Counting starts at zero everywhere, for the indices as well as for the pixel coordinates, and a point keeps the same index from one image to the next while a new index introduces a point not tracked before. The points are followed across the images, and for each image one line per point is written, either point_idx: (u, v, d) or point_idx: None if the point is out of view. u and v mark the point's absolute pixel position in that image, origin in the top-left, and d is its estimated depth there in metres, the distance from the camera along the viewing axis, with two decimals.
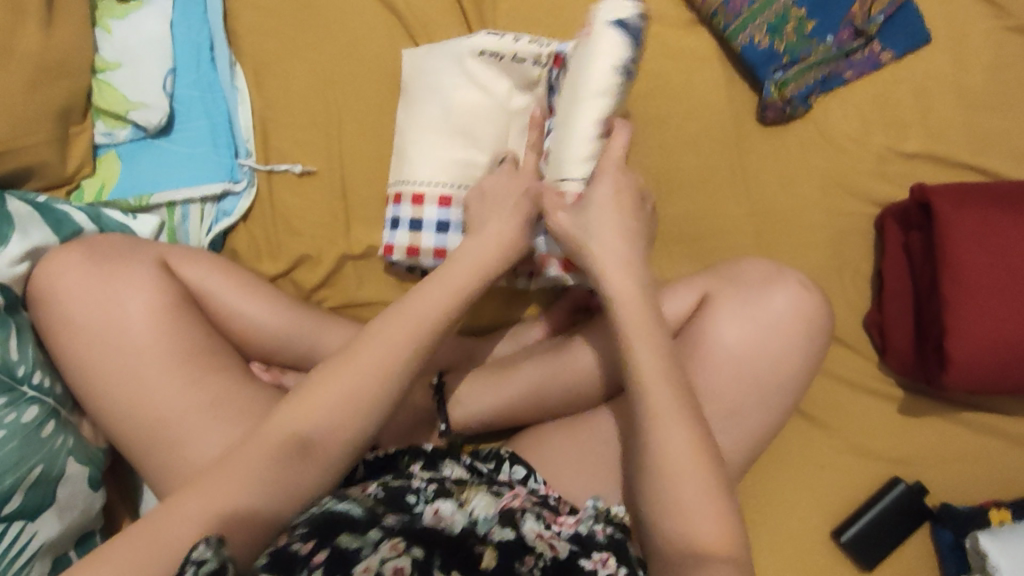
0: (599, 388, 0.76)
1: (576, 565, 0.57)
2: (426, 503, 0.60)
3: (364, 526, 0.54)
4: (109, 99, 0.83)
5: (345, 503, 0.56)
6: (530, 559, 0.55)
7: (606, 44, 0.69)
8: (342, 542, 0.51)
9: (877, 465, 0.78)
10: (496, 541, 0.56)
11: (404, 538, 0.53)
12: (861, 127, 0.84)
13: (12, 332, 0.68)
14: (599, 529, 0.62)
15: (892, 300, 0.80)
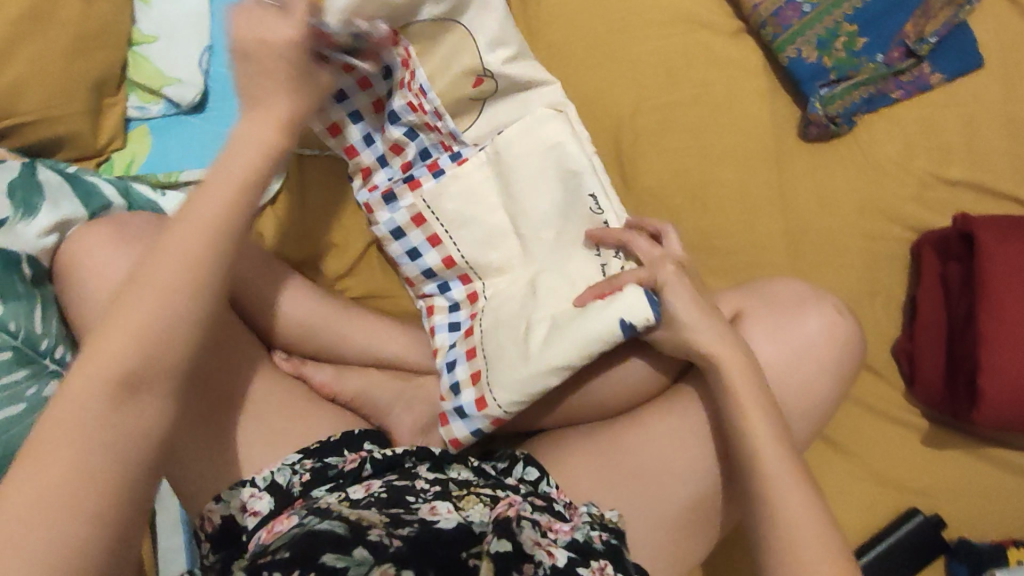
0: (624, 398, 0.75)
1: (573, 574, 0.57)
2: (424, 502, 0.62)
3: (350, 544, 0.54)
4: (145, 73, 0.82)
5: (331, 520, 0.57)
6: (529, 568, 0.56)
7: (610, 317, 0.66)
8: (326, 562, 0.52)
9: (898, 494, 0.77)
10: (493, 553, 0.55)
11: (392, 561, 0.54)
12: (904, 150, 0.82)
13: (38, 304, 0.67)
14: (597, 535, 0.61)
15: (925, 329, 0.78)
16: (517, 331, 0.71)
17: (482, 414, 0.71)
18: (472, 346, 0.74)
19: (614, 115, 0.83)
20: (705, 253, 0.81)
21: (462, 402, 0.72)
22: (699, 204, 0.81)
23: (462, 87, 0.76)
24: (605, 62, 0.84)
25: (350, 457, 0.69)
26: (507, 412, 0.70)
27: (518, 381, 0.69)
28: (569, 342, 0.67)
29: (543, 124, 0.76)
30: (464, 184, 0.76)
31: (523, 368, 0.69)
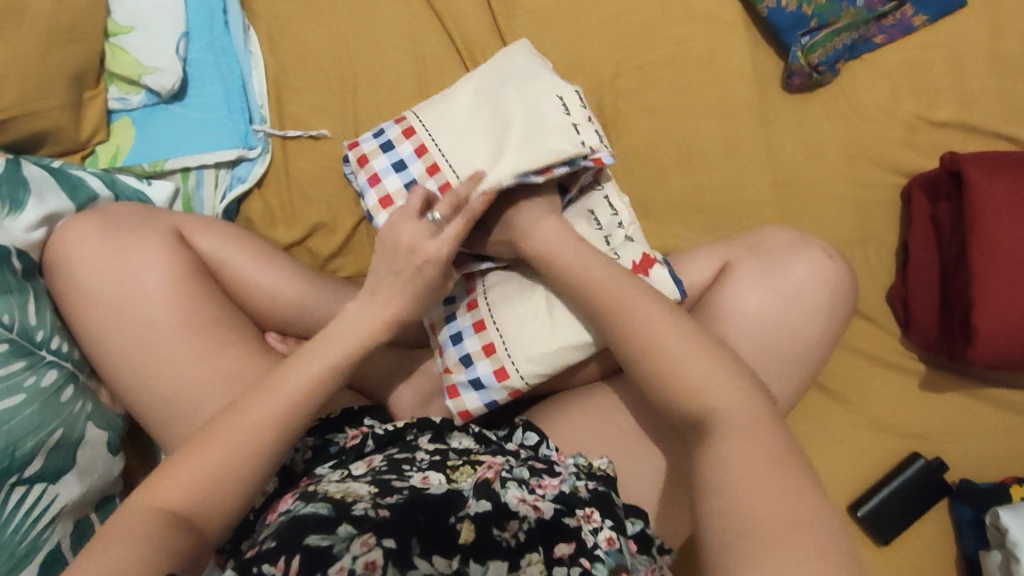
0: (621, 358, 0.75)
1: (559, 526, 0.57)
2: (417, 472, 0.62)
3: (334, 522, 0.54)
4: (123, 63, 0.82)
5: (316, 502, 0.57)
6: (513, 525, 0.57)
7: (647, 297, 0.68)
8: (311, 542, 0.53)
9: (897, 440, 0.77)
10: (473, 514, 0.57)
11: (373, 530, 0.54)
12: (889, 95, 0.81)
13: (31, 297, 0.68)
14: (582, 485, 0.61)
15: (917, 272, 0.78)
16: (534, 306, 0.71)
17: (501, 386, 0.71)
18: (481, 318, 0.73)
19: (594, 78, 0.83)
20: (692, 210, 0.81)
21: (477, 374, 0.72)
22: (684, 161, 0.81)
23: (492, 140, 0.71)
24: (583, 24, 0.83)
25: (351, 433, 0.69)
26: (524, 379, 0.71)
27: (544, 345, 0.70)
28: None
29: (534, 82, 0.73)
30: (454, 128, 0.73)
31: (547, 341, 0.70)
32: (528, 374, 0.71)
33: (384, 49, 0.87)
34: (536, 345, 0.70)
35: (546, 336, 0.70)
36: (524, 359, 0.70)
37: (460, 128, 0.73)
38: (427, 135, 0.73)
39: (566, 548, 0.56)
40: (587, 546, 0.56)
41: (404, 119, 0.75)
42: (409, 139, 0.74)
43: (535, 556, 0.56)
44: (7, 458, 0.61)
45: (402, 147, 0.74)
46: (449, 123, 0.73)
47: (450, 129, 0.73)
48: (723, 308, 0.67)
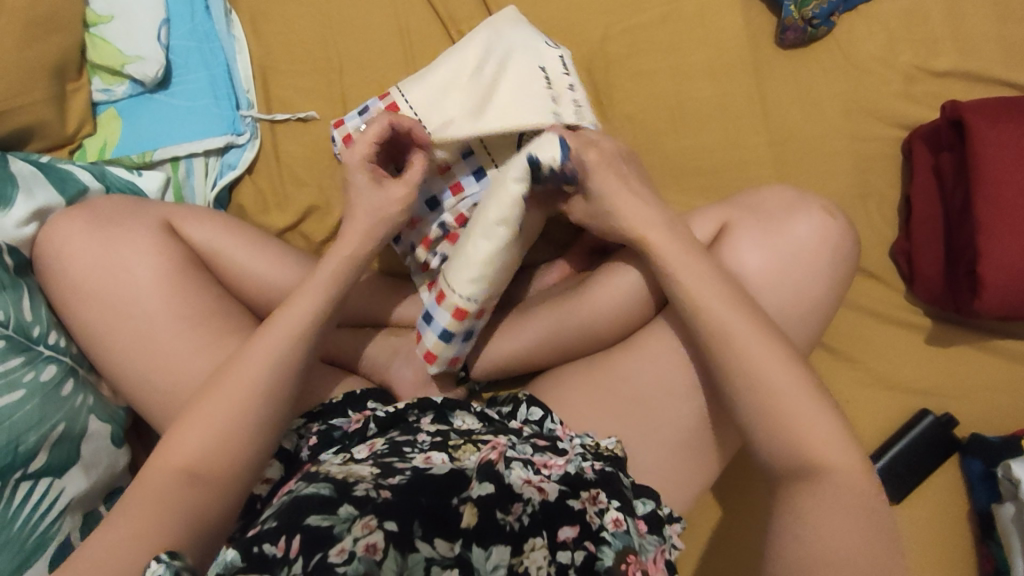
0: (620, 326, 0.73)
1: (563, 507, 0.58)
2: (419, 453, 0.61)
3: (335, 504, 0.53)
4: (104, 54, 0.80)
5: (317, 483, 0.56)
6: (517, 507, 0.56)
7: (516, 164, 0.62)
8: (312, 523, 0.52)
9: (905, 398, 0.77)
10: (477, 497, 0.55)
11: (375, 513, 0.53)
12: (887, 47, 0.79)
13: (25, 293, 0.68)
14: (588, 466, 0.62)
15: (921, 226, 0.76)
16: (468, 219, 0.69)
17: (443, 308, 0.68)
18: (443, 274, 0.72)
19: (583, 45, 0.81)
20: (689, 174, 0.80)
21: (428, 308, 0.70)
22: (678, 125, 0.80)
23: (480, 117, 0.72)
24: None
25: (354, 417, 0.69)
26: (473, 300, 0.66)
27: (478, 256, 0.64)
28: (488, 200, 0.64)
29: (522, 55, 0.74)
30: (437, 97, 0.73)
31: (466, 240, 0.65)
32: (460, 280, 0.66)
33: (370, 24, 0.85)
34: (465, 241, 0.66)
35: (474, 261, 0.65)
36: (457, 265, 0.66)
37: (444, 99, 0.73)
38: (410, 114, 0.74)
39: (570, 532, 0.57)
40: (593, 529, 0.58)
41: (387, 95, 0.75)
42: (393, 117, 0.74)
43: (539, 541, 0.56)
44: (11, 454, 0.61)
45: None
46: (433, 97, 0.74)
47: (435, 101, 0.73)
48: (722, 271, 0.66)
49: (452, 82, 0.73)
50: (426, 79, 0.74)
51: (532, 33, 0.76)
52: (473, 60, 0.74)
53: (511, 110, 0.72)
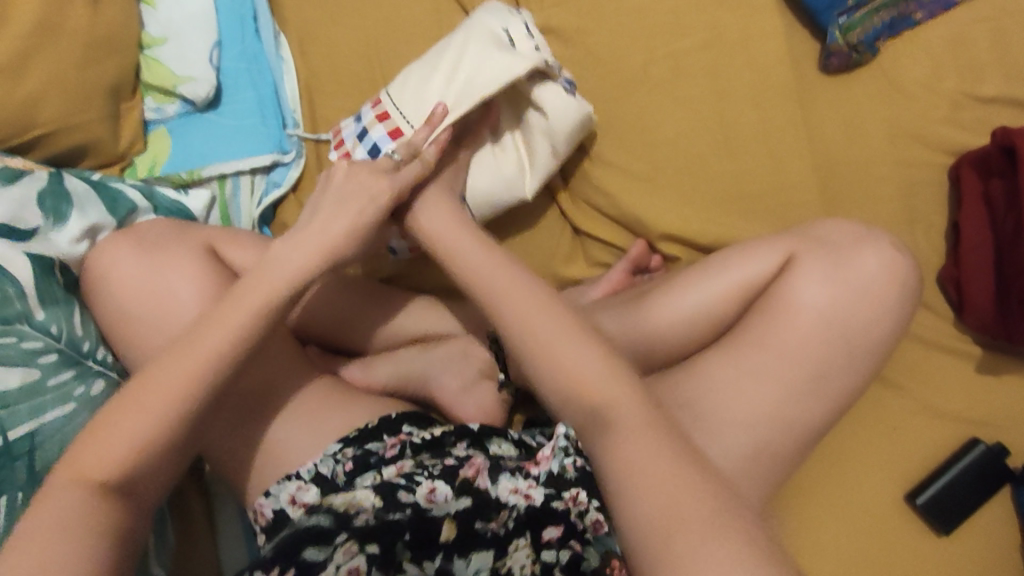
0: (677, 344, 0.74)
1: (548, 511, 0.60)
2: (426, 479, 0.62)
3: (332, 535, 0.58)
4: (157, 74, 0.82)
5: (319, 512, 0.60)
6: (501, 515, 0.60)
7: (462, 40, 0.75)
8: (308, 556, 0.57)
9: (954, 426, 0.75)
10: (453, 513, 0.60)
11: (356, 538, 0.58)
12: (932, 73, 0.79)
13: (76, 308, 0.69)
14: (571, 464, 0.60)
15: (972, 252, 0.75)
16: (416, 93, 0.75)
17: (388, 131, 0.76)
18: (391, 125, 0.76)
19: (626, 66, 0.82)
20: (732, 198, 0.80)
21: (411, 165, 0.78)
22: (721, 148, 0.80)
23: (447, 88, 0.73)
24: (615, 15, 0.83)
25: (389, 442, 0.67)
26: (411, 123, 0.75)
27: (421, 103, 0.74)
28: (440, 71, 0.75)
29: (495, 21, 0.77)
30: (410, 75, 0.77)
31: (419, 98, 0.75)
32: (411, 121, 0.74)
33: (415, 46, 0.86)
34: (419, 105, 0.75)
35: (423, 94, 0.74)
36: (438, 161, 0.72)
37: (438, 77, 0.74)
38: (402, 119, 0.75)
39: (555, 532, 0.59)
40: (577, 530, 0.59)
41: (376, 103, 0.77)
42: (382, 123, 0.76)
43: (521, 542, 0.59)
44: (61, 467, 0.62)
45: (380, 139, 0.76)
46: (411, 79, 0.76)
47: (432, 81, 0.74)
48: (789, 303, 0.70)
49: (436, 59, 0.75)
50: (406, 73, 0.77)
51: (501, 8, 0.78)
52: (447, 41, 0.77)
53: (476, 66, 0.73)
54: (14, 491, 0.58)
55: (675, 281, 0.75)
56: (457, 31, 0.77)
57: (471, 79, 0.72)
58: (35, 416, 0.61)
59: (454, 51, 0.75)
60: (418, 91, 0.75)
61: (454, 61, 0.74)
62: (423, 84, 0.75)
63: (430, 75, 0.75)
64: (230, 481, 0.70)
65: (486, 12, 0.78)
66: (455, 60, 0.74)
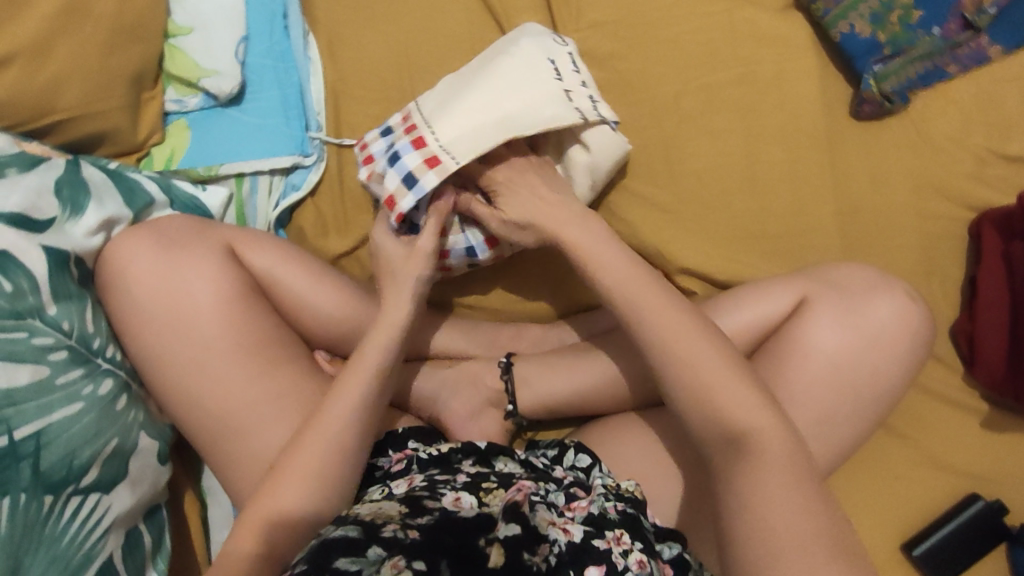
0: None
1: (589, 547, 0.59)
2: (450, 492, 0.62)
3: (363, 545, 0.53)
4: (180, 65, 0.81)
5: (346, 525, 0.55)
6: (544, 548, 0.57)
7: (507, 70, 0.71)
8: (341, 565, 0.51)
9: (956, 480, 0.76)
10: (504, 536, 0.56)
11: (403, 552, 0.52)
12: (960, 127, 0.80)
13: (89, 304, 0.67)
14: (612, 507, 0.64)
15: (987, 309, 0.75)
16: (451, 109, 0.70)
17: (416, 150, 0.69)
18: (420, 137, 0.70)
19: (657, 96, 0.81)
20: (753, 236, 0.80)
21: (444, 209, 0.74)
22: (747, 186, 0.80)
23: (483, 115, 0.69)
24: (650, 43, 0.82)
25: (396, 457, 0.71)
26: (441, 143, 0.69)
27: (452, 119, 0.69)
28: (475, 95, 0.70)
29: (540, 50, 0.73)
30: (446, 92, 0.73)
31: (448, 114, 0.70)
32: (439, 133, 0.69)
33: (446, 56, 0.85)
34: (447, 119, 0.70)
35: (456, 110, 0.70)
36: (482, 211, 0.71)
37: (477, 107, 0.69)
38: (435, 142, 0.69)
39: (596, 570, 0.58)
40: (618, 568, 0.59)
41: (408, 119, 0.73)
42: (418, 150, 0.69)
43: None
44: (65, 469, 0.60)
45: (425, 178, 0.68)
46: (443, 101, 0.72)
47: (471, 110, 0.69)
48: (801, 347, 0.70)
49: (475, 84, 0.71)
50: (439, 92, 0.73)
51: (546, 37, 0.75)
52: (489, 64, 0.73)
53: (518, 104, 0.69)
54: (17, 492, 0.57)
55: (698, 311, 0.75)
56: (499, 59, 0.72)
57: (511, 123, 0.69)
58: (42, 415, 0.60)
59: (498, 79, 0.71)
60: (449, 110, 0.70)
61: (496, 90, 0.70)
62: (455, 106, 0.70)
63: (466, 96, 0.71)
64: (233, 490, 0.69)
65: (534, 40, 0.74)
66: (495, 89, 0.70)
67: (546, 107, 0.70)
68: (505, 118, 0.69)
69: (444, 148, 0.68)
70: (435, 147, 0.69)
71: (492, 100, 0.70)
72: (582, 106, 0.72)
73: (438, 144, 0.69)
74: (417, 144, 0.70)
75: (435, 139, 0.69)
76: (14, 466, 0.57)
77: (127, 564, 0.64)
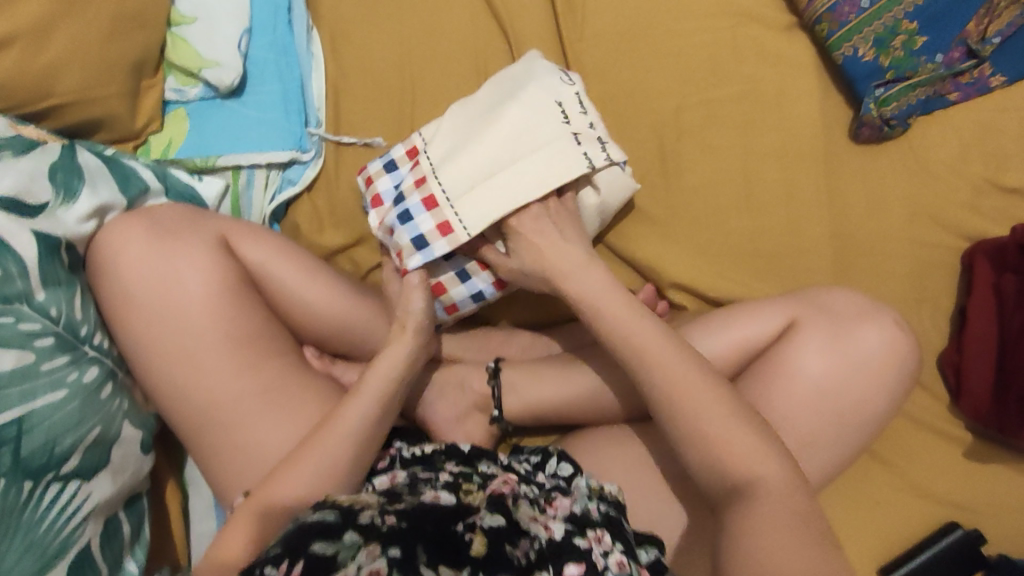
0: None
1: (570, 545, 0.58)
2: (431, 489, 0.62)
3: (340, 529, 0.54)
4: (182, 54, 0.80)
5: (324, 509, 0.57)
6: (524, 542, 0.58)
7: (512, 117, 0.71)
8: (315, 549, 0.52)
9: (936, 508, 0.76)
10: (484, 527, 0.57)
11: (378, 540, 0.54)
12: (958, 156, 0.80)
13: (78, 290, 0.67)
14: (593, 507, 0.64)
15: (975, 342, 0.76)
16: (457, 156, 0.71)
17: (419, 193, 0.72)
18: (423, 177, 0.72)
19: (658, 109, 0.82)
20: (746, 255, 0.80)
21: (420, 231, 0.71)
22: (742, 204, 0.80)
23: (487, 169, 0.70)
24: (653, 56, 0.82)
25: (381, 456, 0.72)
26: (444, 193, 0.70)
27: (457, 169, 0.71)
28: (481, 142, 0.71)
29: (547, 91, 0.73)
30: (455, 129, 0.74)
31: (456, 161, 0.71)
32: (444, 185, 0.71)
33: (449, 58, 0.85)
34: (453, 170, 0.71)
35: (461, 159, 0.71)
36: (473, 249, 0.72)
37: (474, 162, 0.70)
38: (435, 184, 0.71)
39: (576, 567, 0.57)
40: (598, 568, 0.58)
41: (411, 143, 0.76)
42: (430, 213, 0.71)
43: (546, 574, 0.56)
44: (46, 456, 0.60)
45: (420, 218, 0.71)
46: (450, 139, 0.73)
47: (468, 165, 0.70)
48: (786, 369, 0.70)
49: (481, 129, 0.72)
50: (446, 127, 0.74)
51: (554, 74, 0.74)
52: (498, 106, 0.73)
53: (524, 159, 0.69)
54: None
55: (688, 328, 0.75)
56: (502, 107, 0.72)
57: (508, 178, 0.69)
58: (25, 401, 0.60)
59: (503, 129, 0.71)
60: (456, 156, 0.71)
61: (502, 140, 0.71)
62: (460, 152, 0.71)
63: (472, 142, 0.71)
64: (214, 482, 0.69)
65: (543, 80, 0.73)
66: (502, 139, 0.71)
67: (553, 162, 0.69)
68: (509, 173, 0.69)
69: (449, 203, 0.70)
70: (438, 194, 0.71)
71: (496, 150, 0.70)
72: (590, 152, 0.71)
73: (440, 189, 0.70)
74: (418, 180, 0.72)
75: (440, 191, 0.71)
76: None
77: (105, 553, 0.65)
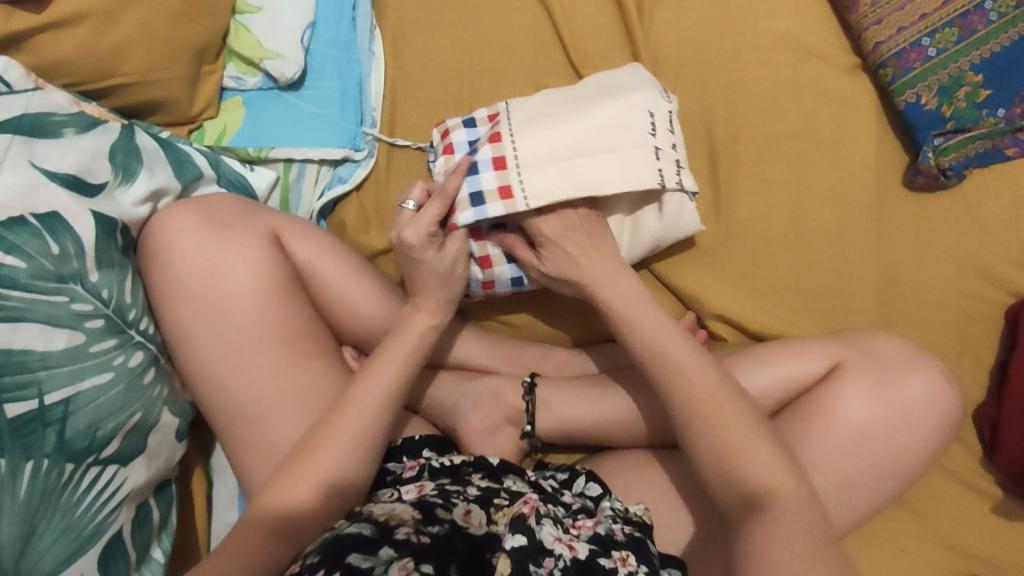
0: None
1: (594, 565, 0.58)
2: (462, 504, 0.61)
3: (375, 544, 0.54)
4: (244, 43, 0.80)
5: (359, 523, 0.57)
6: (547, 561, 0.58)
7: (606, 116, 0.72)
8: (352, 561, 0.52)
9: (961, 562, 0.76)
10: (511, 547, 0.55)
11: (412, 556, 0.53)
12: (1011, 211, 0.79)
13: (130, 273, 0.67)
14: (619, 529, 0.62)
15: (1015, 399, 0.76)
16: (539, 137, 0.71)
17: (495, 172, 0.70)
18: (502, 155, 0.70)
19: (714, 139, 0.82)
20: (791, 292, 0.80)
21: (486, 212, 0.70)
22: (792, 241, 0.80)
23: (565, 158, 0.70)
24: (715, 85, 0.82)
25: (409, 464, 0.71)
26: (519, 176, 0.69)
27: (535, 149, 0.70)
28: (569, 131, 0.71)
29: (642, 101, 0.74)
30: (543, 111, 0.73)
31: (536, 140, 0.70)
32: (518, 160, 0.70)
33: (509, 69, 0.84)
34: (531, 145, 0.70)
35: (541, 141, 0.70)
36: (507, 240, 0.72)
37: (557, 141, 0.70)
38: (512, 161, 0.70)
39: None
40: None
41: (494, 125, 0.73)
42: (496, 171, 0.70)
43: None
44: (88, 438, 0.60)
45: (492, 205, 0.70)
46: (534, 118, 0.73)
47: (557, 146, 0.70)
48: (829, 411, 0.70)
49: (571, 118, 0.72)
50: (533, 108, 0.74)
51: (654, 90, 0.76)
52: (593, 101, 0.73)
53: (604, 159, 0.70)
54: (39, 457, 0.57)
55: (732, 359, 0.75)
56: (602, 102, 0.73)
57: (584, 165, 0.69)
58: (71, 382, 0.60)
59: (593, 124, 0.71)
60: (539, 134, 0.71)
61: (587, 133, 0.71)
62: (545, 133, 0.71)
63: (558, 125, 0.71)
64: (246, 476, 0.69)
65: (641, 91, 0.75)
66: (588, 133, 0.71)
67: (631, 167, 0.70)
68: (587, 165, 0.69)
69: (520, 180, 0.69)
70: (513, 172, 0.69)
71: (580, 142, 0.71)
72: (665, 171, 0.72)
73: (515, 166, 0.69)
74: (497, 163, 0.70)
75: (515, 167, 0.69)
76: (40, 430, 0.57)
77: (136, 538, 0.64)
